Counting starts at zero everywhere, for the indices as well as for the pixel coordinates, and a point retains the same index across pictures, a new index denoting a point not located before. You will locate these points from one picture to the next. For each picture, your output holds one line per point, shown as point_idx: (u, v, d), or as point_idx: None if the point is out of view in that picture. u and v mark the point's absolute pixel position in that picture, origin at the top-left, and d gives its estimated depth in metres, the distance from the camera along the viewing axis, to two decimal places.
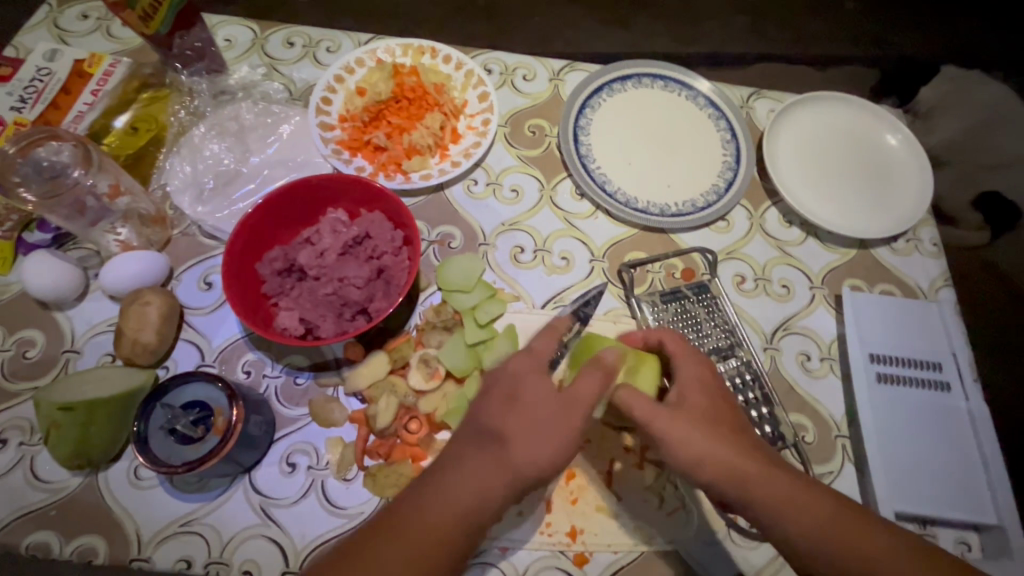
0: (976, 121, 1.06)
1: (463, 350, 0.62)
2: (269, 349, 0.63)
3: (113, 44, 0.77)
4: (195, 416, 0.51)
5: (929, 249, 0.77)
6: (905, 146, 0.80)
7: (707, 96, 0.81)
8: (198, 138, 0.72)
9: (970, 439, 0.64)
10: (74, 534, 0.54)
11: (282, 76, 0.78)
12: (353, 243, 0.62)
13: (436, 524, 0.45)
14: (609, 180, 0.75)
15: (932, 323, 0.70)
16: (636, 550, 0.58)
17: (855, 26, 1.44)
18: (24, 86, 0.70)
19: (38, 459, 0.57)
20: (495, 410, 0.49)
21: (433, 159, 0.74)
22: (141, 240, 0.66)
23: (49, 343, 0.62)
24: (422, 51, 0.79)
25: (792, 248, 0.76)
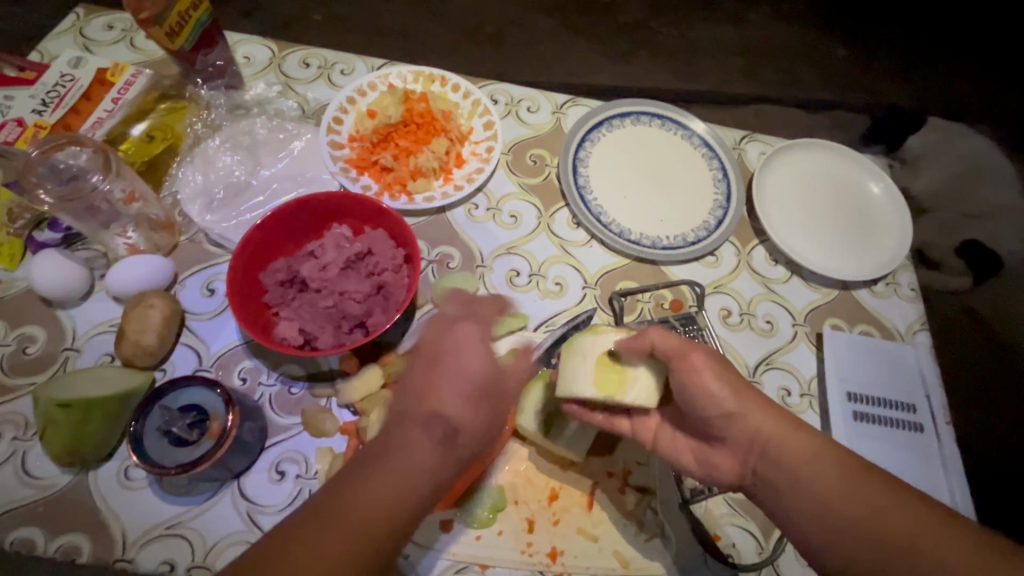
0: (960, 173, 1.11)
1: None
2: (266, 358, 0.65)
3: (136, 55, 0.80)
4: (192, 418, 0.53)
5: (907, 293, 0.80)
6: (886, 195, 0.84)
7: (701, 136, 0.85)
8: (212, 149, 0.75)
9: (941, 480, 0.67)
10: (59, 532, 0.55)
11: (296, 95, 0.81)
12: (355, 258, 0.64)
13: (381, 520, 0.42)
14: (605, 212, 0.78)
15: (907, 365, 0.73)
16: (614, 574, 0.59)
17: (846, 75, 1.51)
18: (46, 90, 0.73)
19: (30, 454, 0.58)
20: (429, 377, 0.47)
21: (436, 182, 0.77)
22: (149, 245, 0.68)
23: (50, 340, 0.63)
24: (432, 78, 0.83)
25: (777, 286, 0.79)
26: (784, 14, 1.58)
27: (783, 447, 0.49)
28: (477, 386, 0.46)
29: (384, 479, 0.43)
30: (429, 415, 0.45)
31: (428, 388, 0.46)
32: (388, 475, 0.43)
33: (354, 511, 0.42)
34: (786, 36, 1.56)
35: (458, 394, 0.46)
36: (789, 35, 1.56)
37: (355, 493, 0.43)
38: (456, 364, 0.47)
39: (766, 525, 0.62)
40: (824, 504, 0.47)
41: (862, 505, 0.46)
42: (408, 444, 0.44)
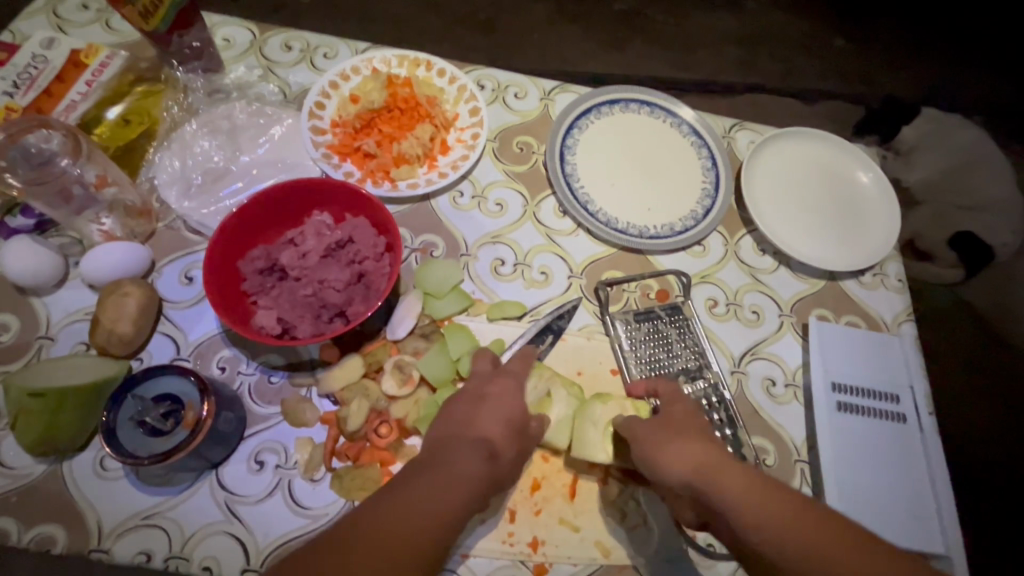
0: (951, 164, 1.10)
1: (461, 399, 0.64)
2: (245, 347, 0.64)
3: (111, 37, 0.78)
4: (166, 408, 0.52)
5: (894, 284, 0.80)
6: (875, 184, 0.83)
7: (691, 124, 0.84)
8: (190, 134, 0.73)
9: (923, 471, 0.67)
10: (34, 522, 0.54)
11: (278, 78, 0.79)
12: (335, 246, 0.63)
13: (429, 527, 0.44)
14: (591, 200, 0.77)
15: (892, 356, 0.73)
16: (596, 563, 0.59)
17: (840, 64, 1.50)
18: (18, 72, 0.71)
19: (3, 444, 0.57)
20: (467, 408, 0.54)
21: (420, 169, 0.75)
22: (124, 231, 0.67)
23: (23, 329, 0.62)
24: (417, 63, 0.81)
25: (764, 276, 0.78)
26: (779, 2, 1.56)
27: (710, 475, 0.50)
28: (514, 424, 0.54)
29: (432, 489, 0.46)
30: (479, 437, 0.51)
31: (474, 419, 0.53)
32: (445, 479, 0.47)
33: (418, 505, 0.45)
34: (781, 24, 1.54)
35: (500, 422, 0.53)
36: (784, 23, 1.54)
37: (406, 496, 0.45)
38: (498, 403, 0.55)
39: None
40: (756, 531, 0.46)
41: (793, 531, 0.45)
42: (462, 456, 0.49)
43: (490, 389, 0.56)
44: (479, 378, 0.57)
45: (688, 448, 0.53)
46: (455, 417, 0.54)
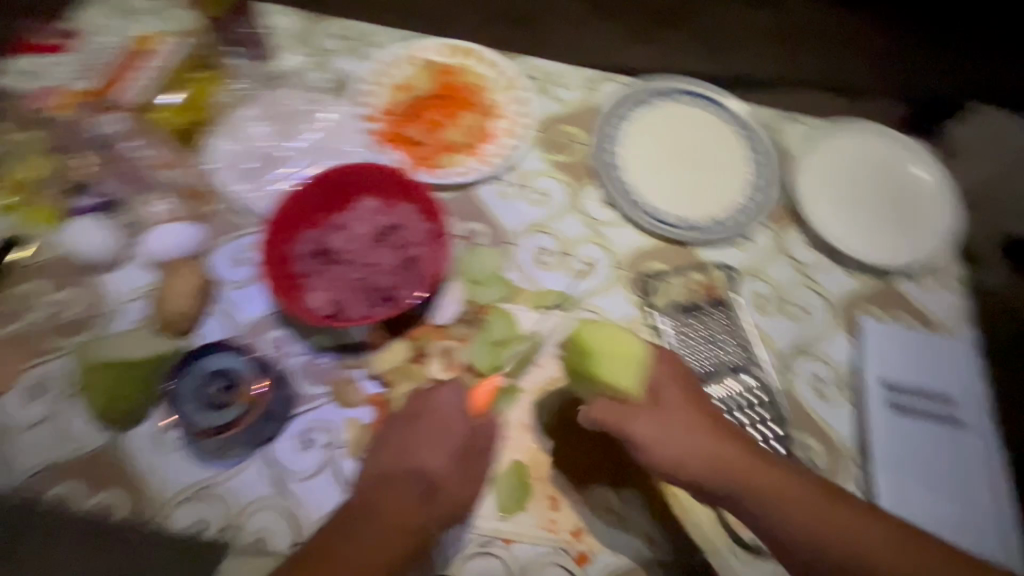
0: (1005, 164, 1.07)
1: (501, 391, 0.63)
2: (295, 328, 0.65)
3: (170, 25, 0.79)
4: (223, 382, 0.58)
5: (952, 284, 0.77)
6: (935, 181, 0.80)
7: (739, 116, 0.82)
8: (245, 120, 0.75)
9: (980, 478, 0.64)
10: (99, 488, 0.56)
11: (327, 67, 0.80)
12: (385, 232, 0.65)
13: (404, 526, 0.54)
14: (637, 191, 0.77)
15: (950, 358, 0.71)
16: (638, 555, 0.58)
17: (890, 58, 1.44)
18: (87, 59, 0.74)
19: (70, 414, 0.59)
20: (403, 428, 0.58)
21: (466, 157, 0.76)
22: (182, 213, 0.69)
23: (88, 304, 0.65)
24: (463, 51, 0.81)
25: (813, 272, 0.76)
26: None
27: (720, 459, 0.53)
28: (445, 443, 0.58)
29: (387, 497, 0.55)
30: (420, 471, 0.56)
31: (415, 447, 0.57)
32: (380, 526, 0.53)
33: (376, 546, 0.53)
34: (826, 17, 1.50)
35: (445, 458, 0.57)
36: None
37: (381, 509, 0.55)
38: (430, 423, 0.58)
39: None
40: (762, 511, 0.52)
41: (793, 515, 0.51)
42: (402, 491, 0.55)
43: (435, 405, 0.59)
44: (429, 394, 0.60)
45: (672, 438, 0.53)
46: (400, 448, 0.57)
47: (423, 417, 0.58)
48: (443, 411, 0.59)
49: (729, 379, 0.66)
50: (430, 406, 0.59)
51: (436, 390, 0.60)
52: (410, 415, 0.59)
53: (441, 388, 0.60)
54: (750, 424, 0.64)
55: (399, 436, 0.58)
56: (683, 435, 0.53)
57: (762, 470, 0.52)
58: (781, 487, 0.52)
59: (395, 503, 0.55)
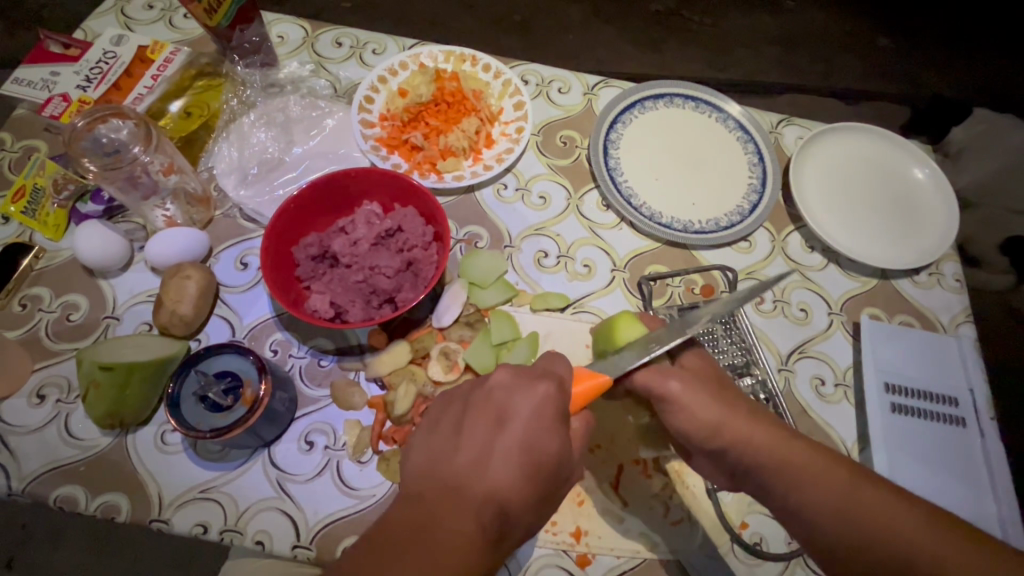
0: (1002, 167, 1.08)
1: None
2: (297, 331, 0.66)
3: (174, 34, 0.81)
4: (226, 385, 0.54)
5: (952, 284, 0.77)
6: (931, 181, 0.80)
7: (737, 119, 0.83)
8: (247, 126, 0.76)
9: (984, 478, 0.64)
10: (100, 491, 0.57)
11: (329, 74, 0.82)
12: (385, 235, 0.64)
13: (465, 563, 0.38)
14: (635, 194, 0.77)
15: (950, 358, 0.71)
16: (640, 556, 0.58)
17: (887, 63, 1.46)
18: (90, 66, 0.74)
19: (73, 416, 0.60)
20: (478, 427, 0.45)
21: (465, 161, 0.76)
22: (185, 218, 0.70)
23: (91, 308, 0.65)
24: (463, 58, 0.82)
25: (812, 273, 0.76)
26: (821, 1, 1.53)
27: (760, 448, 0.49)
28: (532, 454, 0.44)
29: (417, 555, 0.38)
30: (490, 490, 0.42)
31: (489, 453, 0.44)
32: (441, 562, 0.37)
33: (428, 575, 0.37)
34: (823, 23, 1.51)
35: (519, 468, 0.44)
36: (827, 22, 1.51)
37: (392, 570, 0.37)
38: (515, 421, 0.45)
39: None
40: (818, 507, 0.46)
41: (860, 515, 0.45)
42: (464, 516, 0.40)
43: (517, 406, 0.46)
44: (504, 390, 0.47)
45: (695, 408, 0.51)
46: (465, 450, 0.44)
47: (514, 412, 0.45)
48: (527, 410, 0.46)
49: (729, 380, 0.65)
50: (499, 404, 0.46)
51: (530, 382, 0.47)
52: (495, 414, 0.46)
53: (520, 386, 0.47)
54: None
55: (469, 437, 0.45)
56: (709, 411, 0.51)
57: (784, 442, 0.49)
58: (810, 466, 0.48)
59: (460, 533, 0.39)
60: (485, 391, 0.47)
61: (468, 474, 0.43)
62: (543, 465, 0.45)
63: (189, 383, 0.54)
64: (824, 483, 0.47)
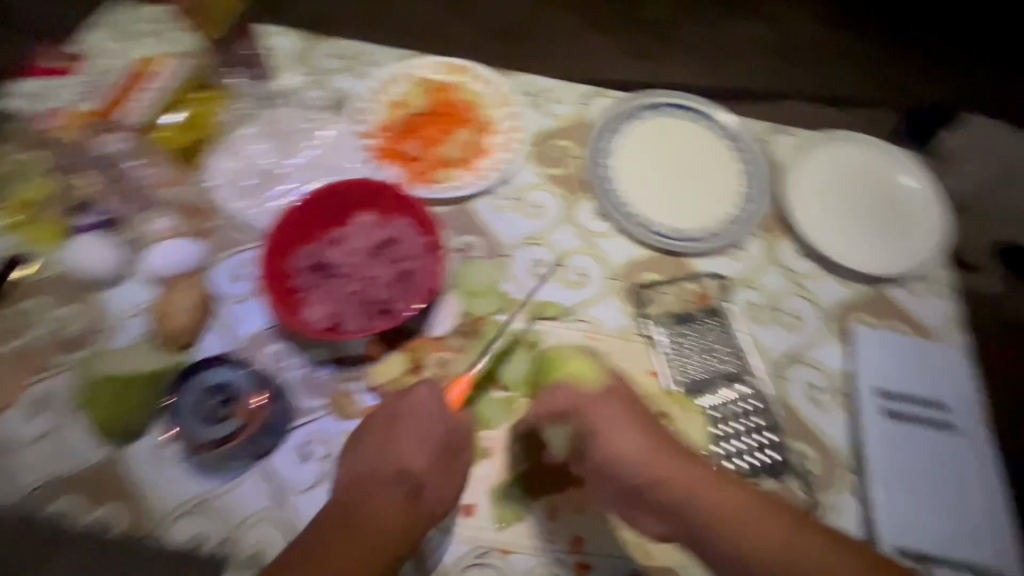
0: (990, 174, 1.09)
1: (499, 404, 0.64)
2: (293, 342, 0.66)
3: (167, 44, 0.79)
4: (223, 395, 0.58)
5: (942, 290, 0.78)
6: (919, 189, 0.82)
7: (728, 128, 0.84)
8: (243, 138, 0.76)
9: (975, 483, 0.65)
10: (97, 505, 0.57)
11: (324, 85, 0.82)
12: (382, 246, 0.66)
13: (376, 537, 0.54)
14: (629, 204, 0.78)
15: (941, 364, 0.71)
16: (636, 563, 0.59)
17: (876, 70, 1.48)
18: (87, 77, 0.75)
19: (68, 430, 0.59)
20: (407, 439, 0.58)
21: (461, 171, 0.77)
22: (181, 231, 0.70)
23: (87, 322, 0.65)
24: (457, 69, 0.83)
25: (805, 280, 0.77)
26: (811, 9, 1.55)
27: (675, 484, 0.56)
28: (427, 440, 0.58)
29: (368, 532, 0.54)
30: (393, 468, 0.57)
31: (387, 446, 0.58)
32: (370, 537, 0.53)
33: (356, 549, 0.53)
34: (813, 31, 1.53)
35: (427, 457, 0.57)
36: (818, 29, 1.53)
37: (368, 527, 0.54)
38: (409, 420, 0.58)
39: None
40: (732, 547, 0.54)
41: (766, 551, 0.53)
42: (386, 505, 0.56)
43: (418, 411, 0.58)
44: (415, 401, 0.59)
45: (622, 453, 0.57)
46: (370, 453, 0.58)
47: (403, 413, 0.58)
48: (414, 408, 0.58)
49: (722, 388, 0.67)
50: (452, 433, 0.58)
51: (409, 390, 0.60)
52: (390, 417, 0.58)
53: (404, 399, 0.59)
54: (745, 431, 0.66)
55: (369, 443, 0.58)
56: (628, 438, 0.57)
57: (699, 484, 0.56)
58: (727, 509, 0.54)
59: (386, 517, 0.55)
60: (406, 402, 0.59)
61: (385, 475, 0.57)
62: (439, 449, 0.58)
63: (186, 393, 0.58)
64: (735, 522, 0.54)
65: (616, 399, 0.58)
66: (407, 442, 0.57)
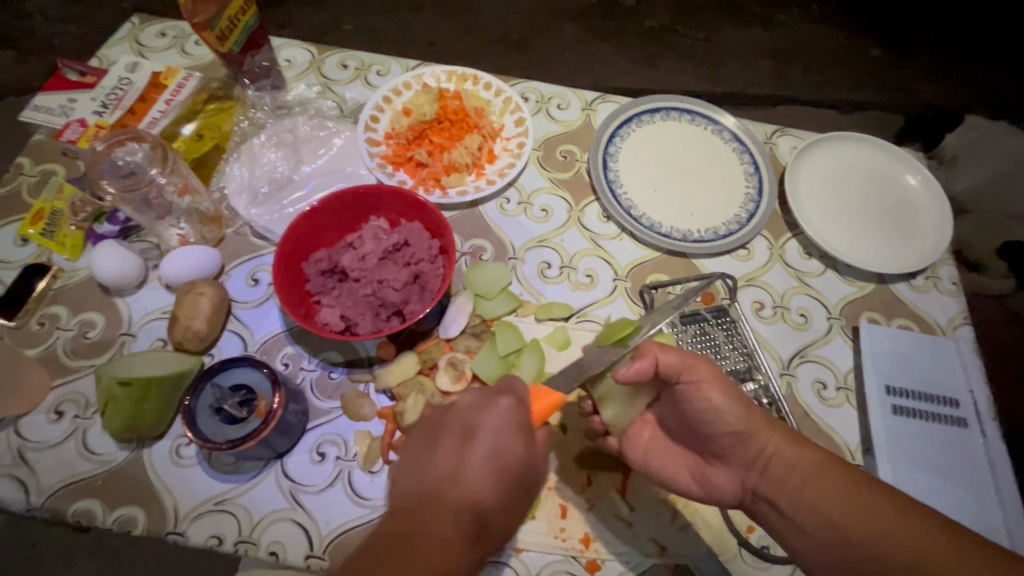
0: (994, 175, 1.10)
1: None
2: (308, 344, 0.67)
3: (186, 60, 0.84)
4: (242, 397, 0.56)
5: (948, 287, 0.79)
6: (924, 186, 0.82)
7: (732, 130, 0.85)
8: (257, 147, 0.78)
9: (988, 479, 0.65)
10: (117, 505, 0.58)
11: (335, 95, 0.84)
12: (393, 249, 0.66)
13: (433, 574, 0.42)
14: (635, 205, 0.79)
15: (949, 360, 0.72)
16: (649, 561, 0.59)
17: (878, 74, 1.49)
18: (106, 92, 0.77)
19: (90, 431, 0.61)
20: (452, 446, 0.51)
21: (469, 176, 0.79)
22: (198, 237, 0.72)
23: (107, 326, 0.67)
24: (465, 77, 0.85)
25: (811, 279, 0.78)
26: (812, 14, 1.57)
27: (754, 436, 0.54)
28: (501, 461, 0.50)
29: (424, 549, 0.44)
30: (463, 495, 0.48)
31: (459, 465, 0.50)
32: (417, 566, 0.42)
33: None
34: (815, 36, 1.55)
35: (490, 477, 0.50)
36: (820, 34, 1.55)
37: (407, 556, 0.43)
38: (486, 431, 0.51)
39: None
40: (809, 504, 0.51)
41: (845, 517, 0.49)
42: (442, 526, 0.46)
43: (483, 421, 0.52)
44: (469, 408, 0.53)
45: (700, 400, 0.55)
46: (440, 464, 0.51)
47: (479, 428, 0.52)
48: (491, 423, 0.51)
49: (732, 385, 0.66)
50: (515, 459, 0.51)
51: (492, 399, 0.53)
52: (464, 430, 0.52)
53: (484, 405, 0.53)
54: None
55: (440, 453, 0.51)
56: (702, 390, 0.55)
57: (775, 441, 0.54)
58: (804, 471, 0.52)
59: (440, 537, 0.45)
60: (452, 414, 0.54)
61: (447, 492, 0.49)
62: (512, 468, 0.51)
63: (201, 401, 0.55)
64: (814, 488, 0.51)
65: (707, 366, 0.55)
66: (471, 465, 0.50)
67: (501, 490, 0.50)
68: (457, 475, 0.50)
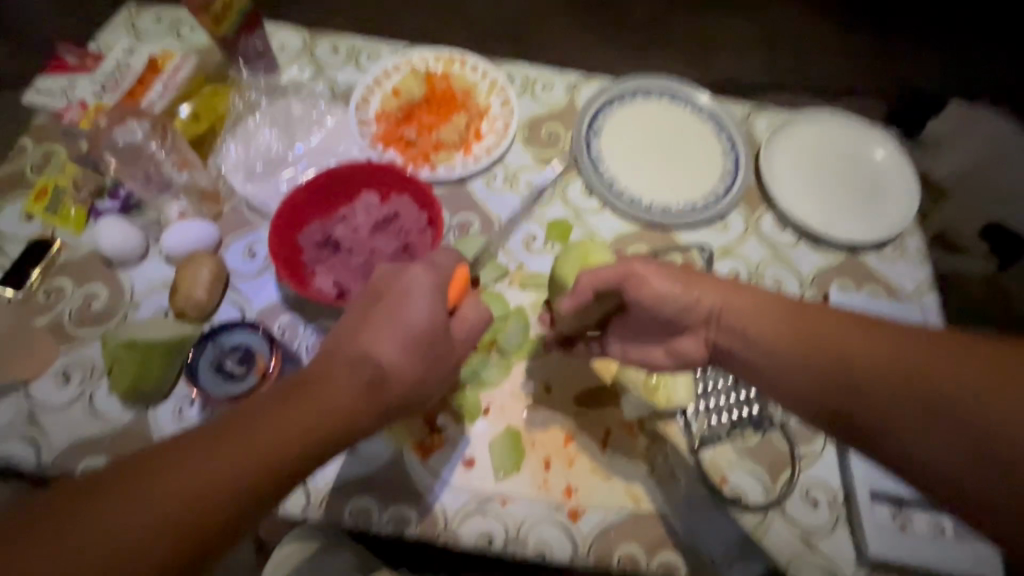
0: (969, 156, 1.14)
1: (496, 367, 0.69)
2: (301, 313, 0.70)
3: (181, 44, 0.87)
4: (240, 356, 0.60)
5: (915, 257, 0.82)
6: (891, 161, 0.86)
7: (709, 109, 0.88)
8: (253, 127, 0.81)
9: None
10: (124, 462, 0.61)
11: (327, 78, 0.87)
12: (383, 221, 0.70)
13: (334, 416, 0.46)
14: (616, 181, 0.83)
15: (913, 323, 0.76)
16: (625, 510, 0.62)
17: (862, 59, 1.53)
18: (105, 75, 0.80)
19: (97, 394, 0.64)
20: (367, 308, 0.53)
21: (456, 155, 0.82)
22: (195, 212, 0.75)
23: (110, 296, 0.70)
24: (452, 60, 0.88)
25: (785, 250, 0.81)
26: (797, 1, 1.60)
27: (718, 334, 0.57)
28: (411, 329, 0.51)
29: (322, 396, 0.46)
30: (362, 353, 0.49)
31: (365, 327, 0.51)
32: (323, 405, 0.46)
33: (304, 411, 0.45)
34: (800, 22, 1.58)
35: (398, 340, 0.50)
36: (805, 21, 1.58)
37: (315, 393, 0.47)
38: (399, 298, 0.52)
39: (773, 470, 0.65)
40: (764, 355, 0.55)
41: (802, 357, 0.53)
42: (342, 377, 0.47)
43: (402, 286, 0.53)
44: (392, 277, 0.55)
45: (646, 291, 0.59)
46: (356, 328, 0.51)
47: (395, 292, 0.53)
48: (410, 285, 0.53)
49: None
50: (446, 334, 0.53)
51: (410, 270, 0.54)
52: (381, 294, 0.53)
53: (402, 273, 0.54)
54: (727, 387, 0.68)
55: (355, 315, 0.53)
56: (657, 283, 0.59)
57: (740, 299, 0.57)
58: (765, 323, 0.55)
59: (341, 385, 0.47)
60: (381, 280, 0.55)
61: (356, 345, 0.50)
62: (430, 331, 0.51)
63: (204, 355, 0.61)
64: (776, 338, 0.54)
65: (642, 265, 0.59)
66: (384, 327, 0.50)
67: (411, 353, 0.50)
68: (364, 337, 0.50)
